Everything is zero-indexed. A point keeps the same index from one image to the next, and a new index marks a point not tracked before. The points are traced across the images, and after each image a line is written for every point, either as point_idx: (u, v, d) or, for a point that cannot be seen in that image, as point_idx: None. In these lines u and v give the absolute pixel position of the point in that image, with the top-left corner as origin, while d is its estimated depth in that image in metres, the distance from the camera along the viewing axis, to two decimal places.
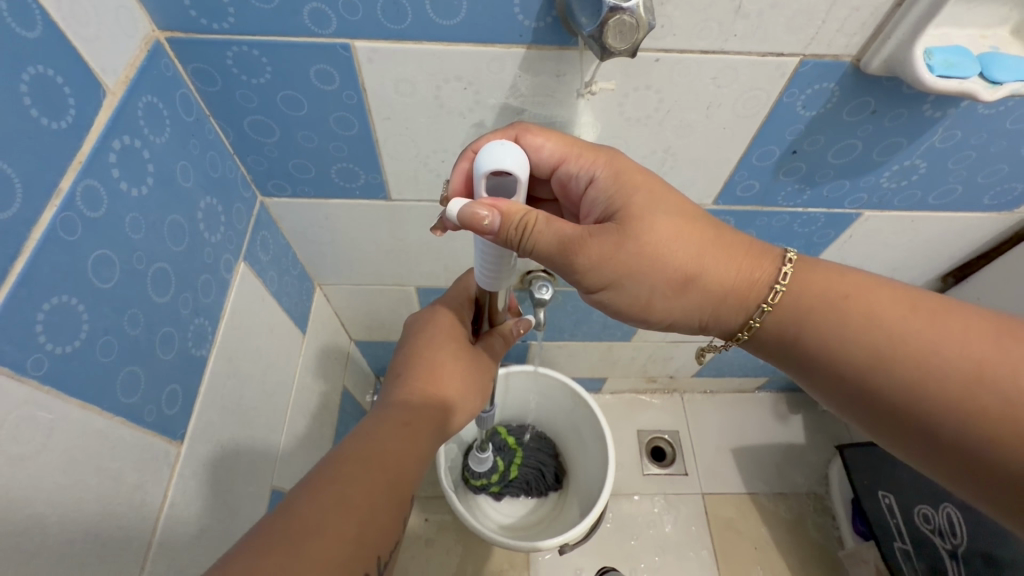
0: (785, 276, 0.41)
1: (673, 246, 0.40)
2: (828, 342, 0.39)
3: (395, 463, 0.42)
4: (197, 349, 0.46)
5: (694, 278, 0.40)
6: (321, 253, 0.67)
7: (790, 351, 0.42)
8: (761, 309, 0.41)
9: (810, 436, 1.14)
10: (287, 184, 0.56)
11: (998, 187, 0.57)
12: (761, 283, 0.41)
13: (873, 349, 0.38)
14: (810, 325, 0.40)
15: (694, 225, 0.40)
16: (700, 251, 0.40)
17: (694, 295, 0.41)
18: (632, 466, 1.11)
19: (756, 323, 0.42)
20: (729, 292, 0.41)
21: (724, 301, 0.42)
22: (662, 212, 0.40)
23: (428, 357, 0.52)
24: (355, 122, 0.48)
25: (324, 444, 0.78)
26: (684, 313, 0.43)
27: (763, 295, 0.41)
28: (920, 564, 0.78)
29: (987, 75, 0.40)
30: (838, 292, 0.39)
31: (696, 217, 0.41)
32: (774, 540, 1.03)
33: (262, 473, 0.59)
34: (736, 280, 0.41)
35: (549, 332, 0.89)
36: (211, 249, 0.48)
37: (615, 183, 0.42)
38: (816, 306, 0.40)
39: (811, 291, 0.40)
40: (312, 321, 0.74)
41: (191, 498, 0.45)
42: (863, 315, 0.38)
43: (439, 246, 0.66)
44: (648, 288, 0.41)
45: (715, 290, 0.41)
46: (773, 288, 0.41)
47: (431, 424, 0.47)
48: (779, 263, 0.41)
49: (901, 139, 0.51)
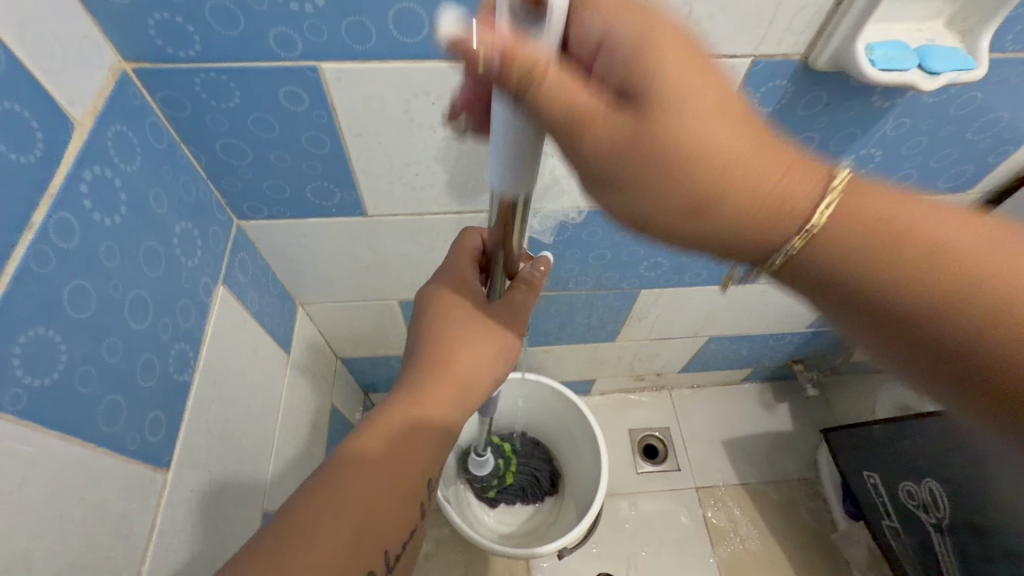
0: (824, 208, 0.29)
1: (708, 135, 0.28)
2: (864, 288, 0.30)
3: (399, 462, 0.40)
4: (179, 375, 0.46)
5: (708, 205, 0.30)
6: (302, 272, 0.67)
7: (824, 287, 0.32)
8: (808, 225, 0.30)
9: (797, 424, 1.16)
10: (264, 205, 0.56)
11: (952, 170, 0.60)
12: (803, 200, 0.30)
13: (938, 282, 0.29)
14: (852, 257, 0.30)
15: (728, 115, 0.29)
16: (730, 153, 0.29)
17: (708, 221, 0.31)
18: (626, 465, 1.12)
19: (785, 255, 0.31)
20: (757, 205, 0.30)
21: (749, 219, 0.30)
22: (692, 99, 0.28)
23: (432, 327, 0.47)
24: (326, 140, 0.49)
25: (317, 464, 0.78)
26: (688, 241, 0.32)
27: (804, 218, 0.30)
28: (909, 539, 0.78)
29: (925, 66, 0.42)
30: (898, 220, 0.29)
31: (738, 111, 0.29)
32: (769, 528, 1.05)
33: (253, 496, 0.58)
34: (765, 198, 0.30)
35: (535, 337, 0.90)
36: (188, 273, 0.48)
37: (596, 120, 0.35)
38: (864, 230, 0.30)
39: (861, 214, 0.30)
40: (297, 340, 0.74)
41: (180, 524, 0.45)
42: (924, 247, 0.29)
43: (419, 258, 0.66)
44: (655, 197, 0.31)
45: (747, 198, 0.30)
46: (814, 209, 0.30)
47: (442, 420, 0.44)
48: (825, 181, 0.30)
49: (855, 130, 0.53)
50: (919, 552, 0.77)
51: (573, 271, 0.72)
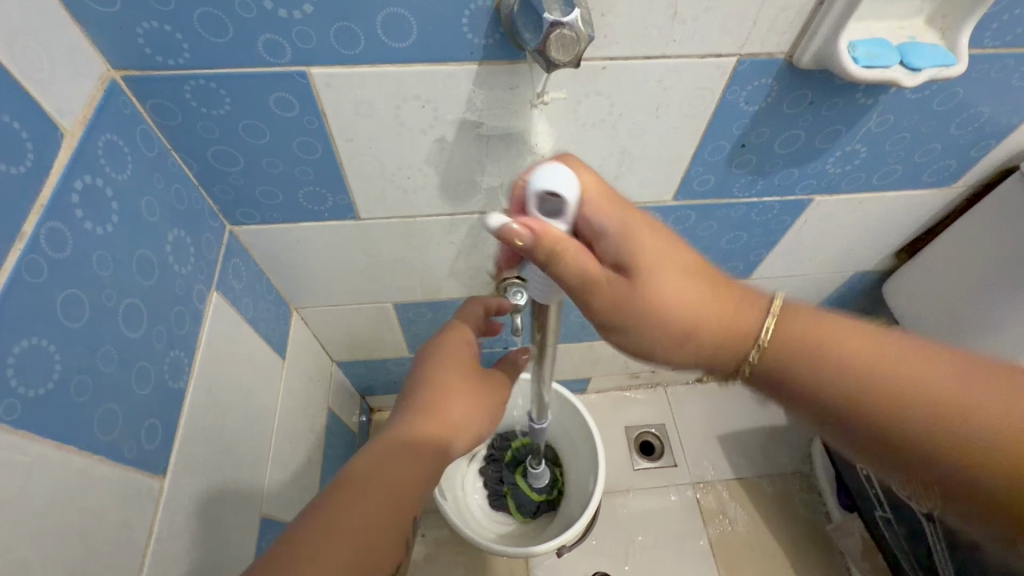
0: (767, 329, 0.41)
1: (676, 292, 0.39)
2: (814, 366, 0.40)
3: (389, 494, 0.41)
4: (174, 382, 0.46)
5: (691, 332, 0.41)
6: (295, 277, 0.68)
7: (783, 389, 0.41)
8: (759, 346, 0.41)
9: (791, 417, 1.17)
10: (256, 211, 0.56)
11: (935, 164, 0.61)
12: (748, 335, 0.41)
13: (871, 390, 0.38)
14: (801, 356, 0.40)
15: (699, 288, 0.40)
16: (697, 306, 0.40)
17: (686, 351, 0.42)
18: (623, 462, 1.13)
19: (752, 360, 0.42)
20: (720, 344, 0.41)
21: (716, 351, 0.42)
22: (660, 272, 0.39)
23: (437, 376, 0.51)
24: (318, 146, 0.49)
25: (314, 468, 0.78)
26: (681, 360, 0.43)
27: (755, 334, 0.41)
28: (900, 528, 0.80)
29: (907, 62, 0.43)
30: (814, 332, 0.40)
31: (700, 273, 0.40)
32: (765, 521, 1.06)
33: (251, 502, 0.58)
34: (724, 322, 0.41)
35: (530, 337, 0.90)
36: (182, 280, 0.48)
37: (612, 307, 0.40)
38: (803, 346, 0.40)
39: (792, 337, 0.40)
40: (292, 345, 0.74)
41: (178, 531, 0.45)
42: (823, 343, 0.40)
43: (412, 260, 0.67)
44: (649, 339, 0.41)
45: (707, 345, 0.41)
46: (757, 344, 0.41)
47: (428, 452, 0.45)
48: (763, 313, 0.41)
49: (840, 126, 0.54)
50: (911, 542, 0.78)
51: None
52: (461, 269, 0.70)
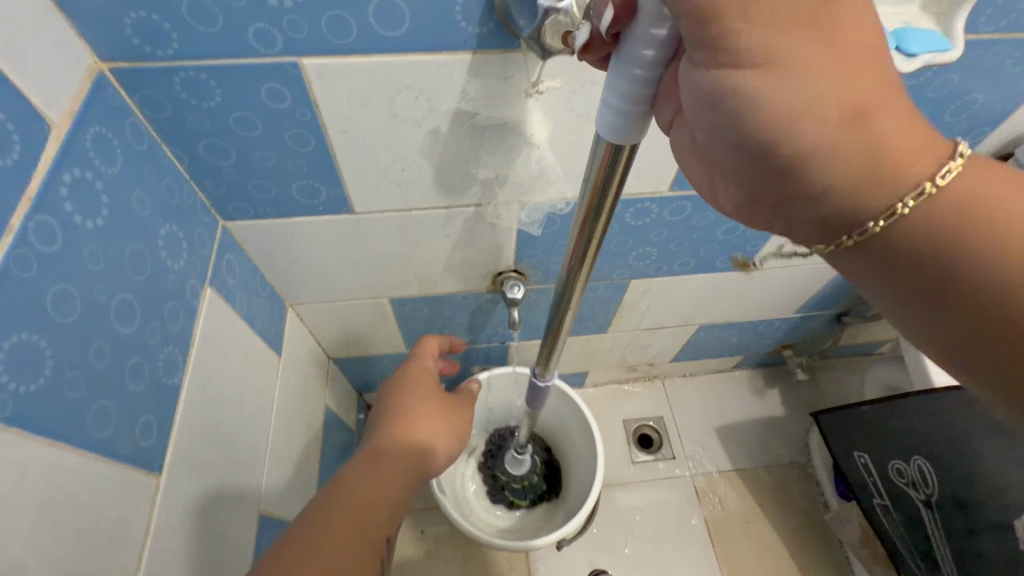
0: (948, 173, 0.29)
1: (826, 120, 0.27)
2: (965, 255, 0.29)
3: (365, 507, 0.45)
4: (169, 378, 0.45)
5: (804, 158, 0.29)
6: (290, 273, 0.67)
7: (903, 262, 0.31)
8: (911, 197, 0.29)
9: (787, 408, 1.18)
10: (249, 205, 0.55)
11: None
12: (910, 181, 0.29)
13: (1021, 273, 0.29)
14: (951, 242, 0.30)
15: (871, 90, 0.27)
16: (848, 129, 0.28)
17: (852, 149, 0.28)
18: (621, 455, 1.13)
19: (879, 227, 0.30)
20: (873, 161, 0.28)
21: (856, 178, 0.29)
22: (846, 80, 0.27)
23: (399, 400, 0.59)
24: (310, 138, 0.48)
25: (312, 465, 0.78)
26: (755, 197, 0.32)
27: (908, 190, 0.29)
28: (899, 517, 0.79)
29: (903, 48, 0.43)
30: (987, 198, 0.30)
31: (886, 78, 0.28)
32: (763, 511, 1.07)
33: (249, 499, 0.58)
34: (887, 164, 0.29)
35: (527, 331, 0.90)
36: (175, 276, 0.48)
37: (725, 72, 0.27)
38: (957, 220, 0.30)
39: (951, 202, 0.30)
40: (288, 341, 0.73)
41: (175, 529, 0.44)
42: (998, 236, 0.29)
43: (408, 254, 0.66)
44: (761, 138, 0.29)
45: (854, 161, 0.28)
46: (923, 187, 0.29)
47: (401, 465, 0.50)
48: (947, 157, 0.30)
49: None
50: (909, 530, 0.77)
51: (563, 263, 0.72)
52: (457, 263, 0.70)
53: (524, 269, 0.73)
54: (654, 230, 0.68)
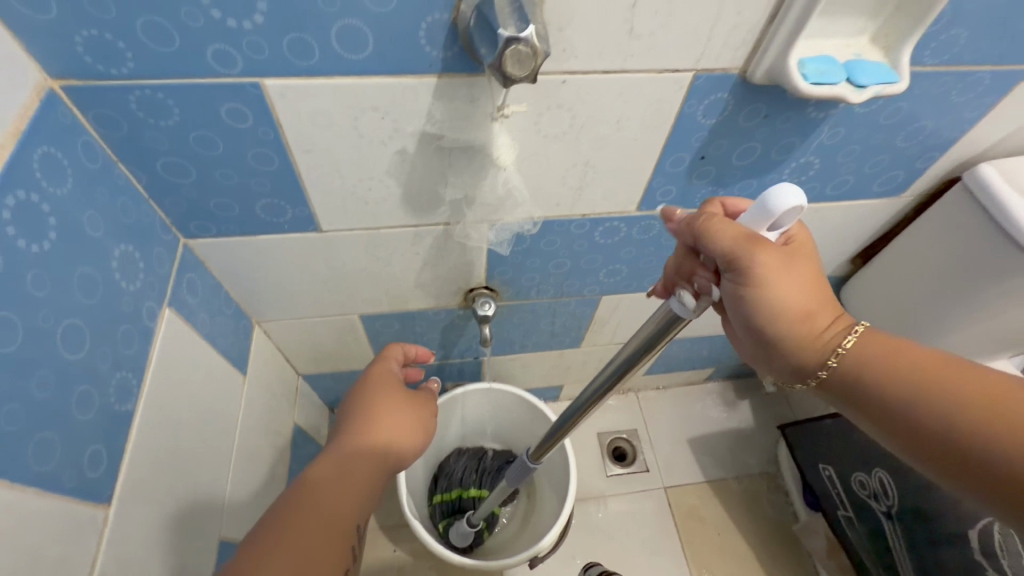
0: (847, 339, 0.38)
1: (789, 298, 0.37)
2: (882, 382, 0.37)
3: (325, 515, 0.45)
4: (121, 404, 0.44)
5: (809, 314, 0.38)
6: (256, 290, 0.66)
7: (857, 392, 0.38)
8: (834, 352, 0.38)
9: (757, 419, 1.20)
10: (211, 223, 0.54)
11: (885, 174, 0.64)
12: (829, 341, 0.38)
13: (955, 398, 0.34)
14: (870, 376, 0.37)
15: (813, 274, 0.38)
16: (819, 296, 0.38)
17: (800, 323, 0.38)
18: (595, 469, 1.13)
19: (831, 364, 0.39)
20: (803, 336, 0.38)
21: (803, 329, 0.38)
22: (795, 270, 0.37)
23: (366, 399, 0.56)
24: (274, 156, 0.48)
25: (278, 486, 0.76)
26: (793, 315, 0.38)
27: (837, 339, 0.38)
28: (863, 529, 0.76)
29: (853, 80, 0.45)
30: (904, 360, 0.37)
31: (818, 282, 0.38)
32: (735, 523, 1.08)
33: (208, 525, 0.56)
34: (819, 329, 0.38)
35: (499, 346, 0.90)
36: (130, 297, 0.46)
37: (740, 296, 0.38)
38: (870, 364, 0.38)
39: (868, 353, 0.38)
40: (253, 360, 0.72)
41: (126, 562, 0.43)
42: (918, 370, 0.36)
43: (377, 271, 0.66)
44: (772, 302, 0.37)
45: (792, 325, 0.38)
46: (835, 349, 0.38)
47: (363, 466, 0.49)
48: (846, 328, 0.38)
49: (794, 139, 0.56)
50: (872, 539, 0.75)
51: (534, 280, 0.73)
52: (427, 280, 0.69)
53: (495, 286, 0.73)
54: (623, 248, 0.69)
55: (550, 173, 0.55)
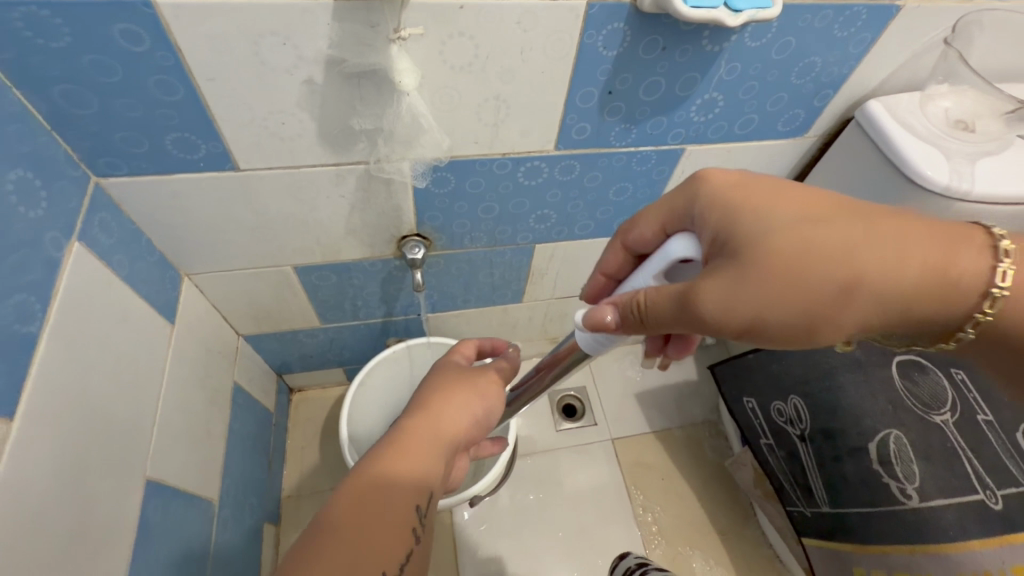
0: (1000, 272, 0.35)
1: (812, 280, 0.35)
2: None
3: (384, 497, 0.44)
4: (22, 326, 0.43)
5: (861, 286, 0.35)
6: (180, 237, 0.65)
7: (1021, 336, 0.37)
8: (987, 303, 0.35)
9: (700, 372, 1.25)
10: (122, 160, 0.54)
11: (786, 113, 0.68)
12: (965, 278, 0.35)
13: None
14: None
15: (831, 232, 0.35)
16: (859, 256, 0.35)
17: (872, 304, 0.35)
18: (546, 424, 1.17)
19: (985, 318, 0.36)
20: (905, 302, 0.35)
21: (911, 305, 0.35)
22: (783, 237, 0.36)
23: (432, 379, 0.56)
24: (177, 85, 0.48)
25: (218, 439, 0.76)
26: (855, 318, 0.36)
27: (973, 285, 0.35)
28: (781, 453, 0.83)
29: (730, 4, 0.48)
30: None
31: (837, 224, 0.36)
32: (679, 468, 1.13)
33: (134, 463, 0.56)
34: (934, 278, 0.35)
35: (442, 302, 0.92)
36: (28, 223, 0.46)
37: (757, 314, 0.36)
38: None
39: None
40: (183, 313, 0.71)
41: (32, 482, 0.43)
42: None
43: (304, 217, 0.67)
44: (803, 309, 0.36)
45: (894, 295, 0.35)
46: (991, 290, 0.35)
47: (428, 440, 0.49)
48: (988, 251, 0.35)
49: (694, 74, 0.59)
50: (789, 462, 0.82)
51: (465, 226, 0.75)
52: (358, 226, 0.70)
53: (427, 234, 0.75)
54: (549, 191, 0.72)
55: (463, 108, 0.56)
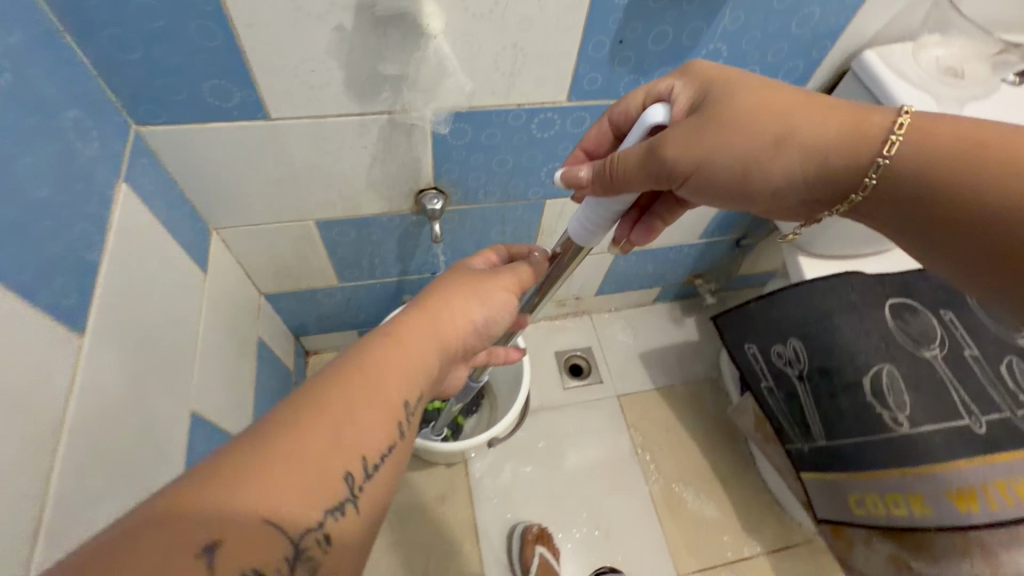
0: (898, 127, 0.42)
1: (743, 130, 0.44)
2: (945, 180, 0.41)
3: (380, 373, 0.40)
4: (86, 253, 0.47)
5: (785, 136, 0.43)
6: (210, 189, 0.68)
7: (915, 196, 0.42)
8: (886, 154, 0.42)
9: (701, 333, 1.30)
10: (161, 108, 0.57)
11: (786, 65, 0.71)
12: (871, 134, 0.43)
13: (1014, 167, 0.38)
14: (934, 177, 0.41)
15: (764, 97, 0.44)
16: (783, 113, 0.44)
17: (792, 153, 0.43)
18: (554, 383, 1.21)
19: (879, 175, 0.43)
20: (821, 150, 0.43)
21: (824, 154, 0.43)
22: (730, 99, 0.45)
23: (430, 288, 0.52)
24: (217, 31, 0.51)
25: (247, 386, 0.80)
26: (779, 167, 0.44)
27: (877, 141, 0.42)
28: (781, 394, 0.86)
29: None
30: (963, 148, 0.40)
31: (772, 93, 0.45)
32: (681, 421, 1.18)
33: (177, 391, 0.60)
34: (844, 131, 0.43)
35: (455, 260, 0.96)
36: (85, 159, 0.49)
37: (698, 159, 0.44)
38: (931, 160, 0.41)
39: (929, 143, 0.41)
40: (213, 264, 0.75)
41: (99, 395, 0.46)
42: (977, 158, 0.40)
43: (328, 169, 0.70)
44: (738, 155, 0.44)
45: (810, 144, 0.43)
46: (890, 140, 0.42)
47: (422, 337, 0.46)
48: (893, 116, 0.43)
49: (700, 23, 0.62)
50: (788, 401, 0.85)
51: (480, 180, 0.78)
52: (378, 179, 0.73)
53: (444, 188, 0.78)
54: (560, 144, 0.75)
55: (482, 56, 0.60)
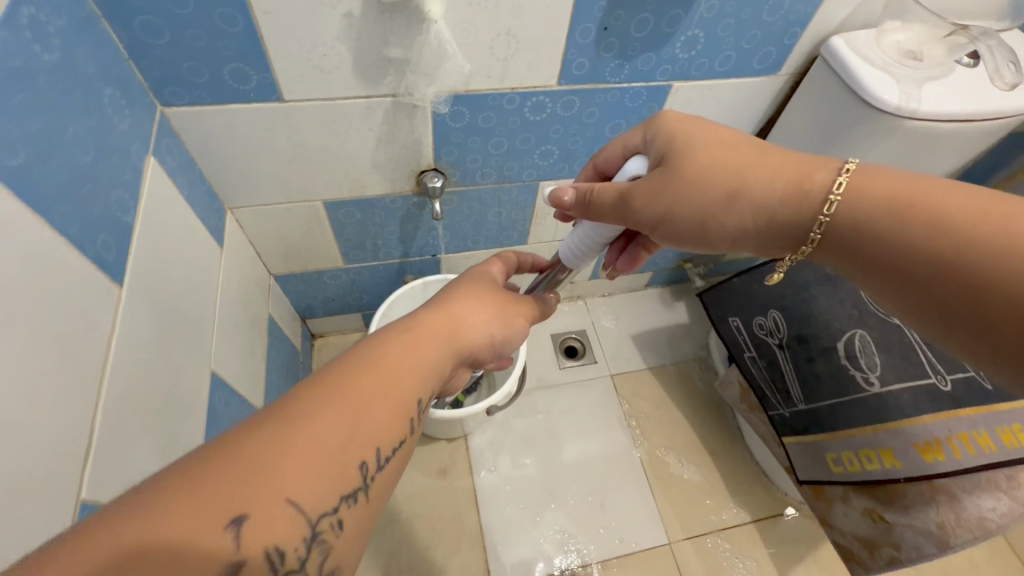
0: (839, 184, 0.44)
1: (704, 183, 0.47)
2: (880, 234, 0.42)
3: (390, 363, 0.41)
4: (121, 216, 0.52)
5: (739, 192, 0.47)
6: (226, 168, 0.73)
7: (856, 249, 0.44)
8: (828, 204, 0.44)
9: (691, 315, 1.35)
10: (185, 90, 0.62)
11: (760, 51, 0.77)
12: (816, 188, 0.45)
13: (945, 228, 0.39)
14: (872, 229, 0.43)
15: (726, 152, 0.48)
16: (740, 170, 0.47)
17: (746, 207, 0.47)
18: (550, 363, 1.26)
19: (820, 231, 0.46)
20: (774, 205, 0.47)
21: (774, 210, 0.47)
22: (695, 150, 0.48)
23: (449, 290, 0.54)
24: (238, 17, 0.56)
25: (258, 357, 0.85)
26: (735, 217, 0.48)
27: (820, 198, 0.45)
28: (762, 363, 0.92)
29: None
30: (901, 201, 0.42)
31: (736, 146, 0.48)
32: (672, 399, 1.23)
33: (200, 352, 0.65)
34: (791, 185, 0.46)
35: (454, 242, 1.01)
36: (121, 132, 0.54)
37: (660, 209, 0.48)
38: (869, 214, 0.43)
39: (869, 196, 0.43)
40: (228, 241, 0.80)
41: (134, 344, 0.51)
42: (913, 210, 0.41)
43: (336, 150, 0.75)
44: (699, 206, 0.48)
45: (762, 200, 0.47)
46: (828, 199, 0.44)
47: (436, 336, 0.47)
48: (836, 173, 0.45)
49: (678, 11, 0.68)
50: (769, 369, 0.91)
51: (477, 162, 0.83)
52: (382, 160, 0.79)
53: (444, 169, 0.83)
54: (552, 126, 0.81)
55: (478, 42, 0.65)
